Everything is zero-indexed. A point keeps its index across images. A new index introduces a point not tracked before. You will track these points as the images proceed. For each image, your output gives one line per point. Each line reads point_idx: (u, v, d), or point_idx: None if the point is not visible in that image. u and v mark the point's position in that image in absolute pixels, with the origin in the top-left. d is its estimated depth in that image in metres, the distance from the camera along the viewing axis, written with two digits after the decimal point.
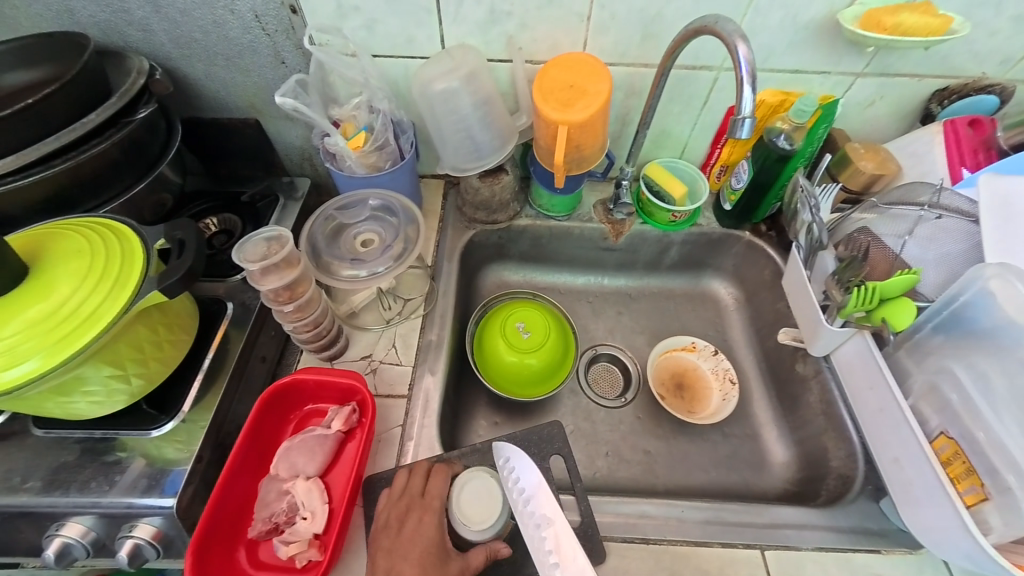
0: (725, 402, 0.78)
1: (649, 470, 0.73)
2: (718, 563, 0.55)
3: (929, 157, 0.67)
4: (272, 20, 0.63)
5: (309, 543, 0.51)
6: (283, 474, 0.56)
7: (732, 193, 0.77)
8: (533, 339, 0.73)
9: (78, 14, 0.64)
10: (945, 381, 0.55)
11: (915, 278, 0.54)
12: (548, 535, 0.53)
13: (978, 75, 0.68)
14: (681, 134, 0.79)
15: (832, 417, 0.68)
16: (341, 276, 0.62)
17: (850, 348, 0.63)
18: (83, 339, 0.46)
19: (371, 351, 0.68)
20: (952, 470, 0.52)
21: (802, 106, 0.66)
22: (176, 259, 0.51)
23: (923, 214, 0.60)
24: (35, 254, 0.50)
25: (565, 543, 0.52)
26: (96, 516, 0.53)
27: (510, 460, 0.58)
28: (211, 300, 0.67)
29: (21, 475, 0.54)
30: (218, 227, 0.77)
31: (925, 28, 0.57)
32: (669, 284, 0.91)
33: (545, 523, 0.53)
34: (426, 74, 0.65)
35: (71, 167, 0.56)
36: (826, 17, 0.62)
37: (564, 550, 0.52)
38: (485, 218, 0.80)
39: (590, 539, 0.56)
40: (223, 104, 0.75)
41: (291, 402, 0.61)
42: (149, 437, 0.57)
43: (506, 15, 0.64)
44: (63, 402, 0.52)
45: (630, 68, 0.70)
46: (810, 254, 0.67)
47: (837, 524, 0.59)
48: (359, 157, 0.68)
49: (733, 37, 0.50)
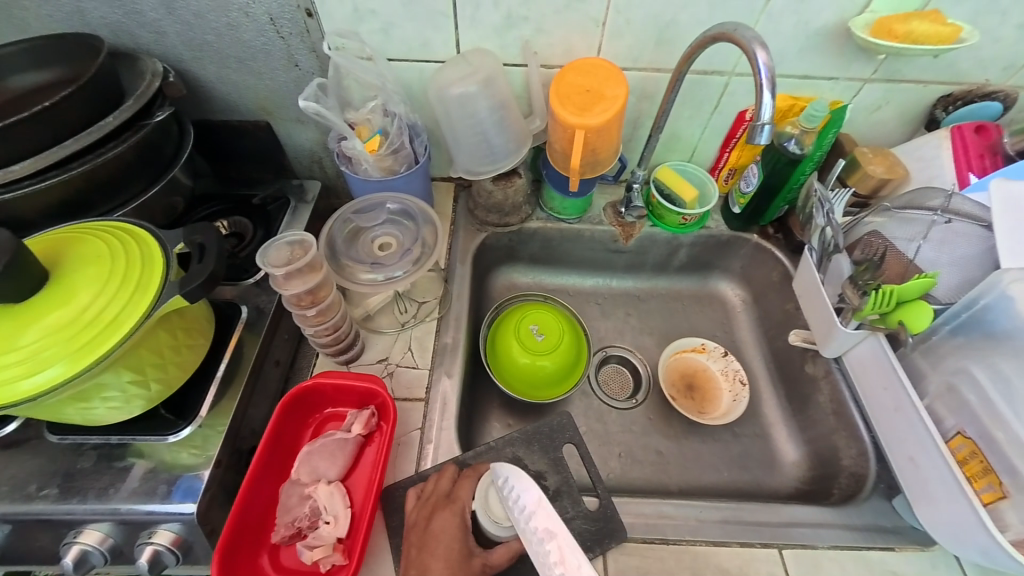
0: (736, 402, 0.79)
1: (662, 470, 0.73)
2: (738, 562, 0.56)
3: (937, 161, 0.69)
4: (287, 22, 0.63)
5: (334, 547, 0.51)
6: (305, 478, 0.56)
7: (742, 196, 0.78)
8: (547, 341, 0.73)
9: (89, 15, 0.63)
10: (965, 383, 0.57)
11: (934, 281, 0.55)
12: (551, 548, 0.43)
13: (981, 82, 0.70)
14: (691, 137, 0.80)
15: (843, 417, 0.69)
16: (360, 280, 0.63)
17: (864, 348, 0.64)
18: (106, 346, 0.45)
19: (387, 354, 0.69)
20: (969, 469, 0.54)
21: (813, 111, 0.66)
22: (198, 263, 0.50)
23: (935, 218, 0.62)
24: (54, 260, 0.50)
25: (570, 554, 0.42)
26: (113, 523, 0.52)
27: (510, 480, 0.52)
28: (224, 304, 0.67)
29: (37, 482, 0.53)
30: (229, 229, 0.76)
31: (936, 36, 0.58)
32: (678, 285, 0.92)
33: (547, 537, 0.45)
34: (443, 79, 0.66)
35: (87, 171, 0.56)
36: (837, 24, 0.63)
37: (568, 564, 0.41)
38: (497, 220, 0.81)
39: (610, 519, 0.58)
40: (234, 106, 0.74)
41: (311, 405, 0.61)
42: (166, 443, 0.56)
43: (523, 20, 0.65)
44: (83, 408, 0.51)
45: (643, 73, 0.71)
46: (823, 257, 0.69)
47: (852, 521, 0.60)
48: (376, 160, 0.68)
49: (752, 43, 0.51)
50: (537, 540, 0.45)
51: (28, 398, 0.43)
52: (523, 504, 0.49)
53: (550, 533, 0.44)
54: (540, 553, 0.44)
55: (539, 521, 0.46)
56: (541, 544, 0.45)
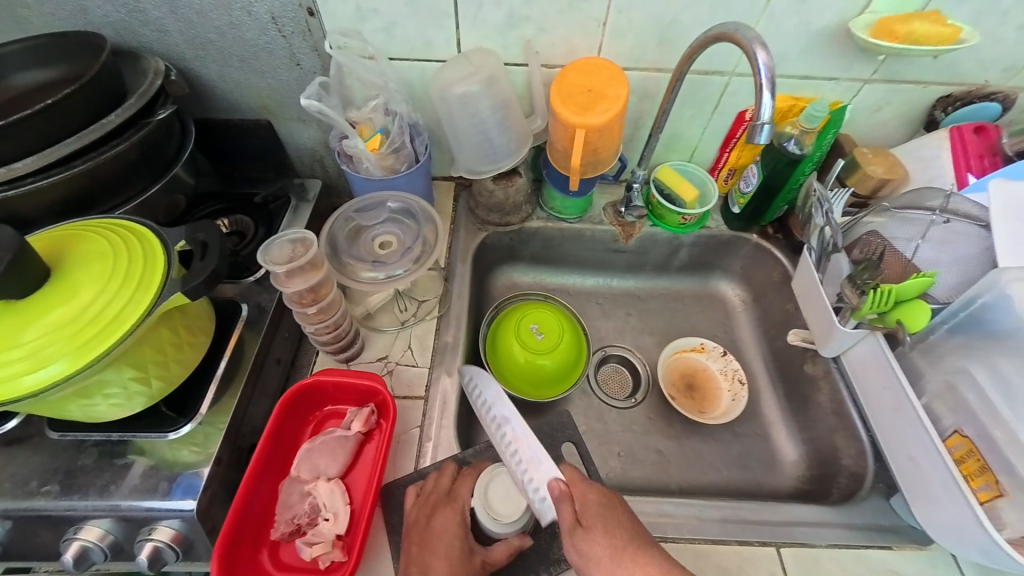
0: (736, 402, 0.79)
1: (662, 470, 0.73)
2: (737, 560, 0.56)
3: (937, 161, 0.70)
4: (289, 21, 0.63)
5: (333, 544, 0.51)
6: (305, 475, 0.56)
7: (741, 196, 0.78)
8: (547, 340, 0.73)
9: (92, 14, 0.63)
10: (963, 382, 0.57)
11: (932, 281, 0.55)
12: (508, 431, 0.57)
13: (981, 83, 0.70)
14: (691, 137, 0.80)
15: (842, 417, 0.69)
16: (361, 278, 0.63)
17: (863, 348, 0.65)
18: (107, 343, 0.45)
19: (387, 352, 0.69)
20: (966, 468, 0.54)
21: (813, 111, 0.66)
22: (200, 261, 0.51)
23: (935, 218, 0.62)
24: (57, 257, 0.50)
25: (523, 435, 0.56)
26: (114, 520, 0.52)
27: (474, 379, 0.63)
28: (226, 302, 0.67)
29: (38, 479, 0.54)
30: (230, 228, 0.76)
31: (935, 37, 0.58)
32: (678, 285, 0.92)
33: (503, 423, 0.58)
34: (445, 78, 0.66)
35: (90, 168, 0.56)
36: (837, 24, 0.63)
37: (523, 438, 0.56)
38: (498, 220, 0.81)
39: None
40: (236, 105, 0.75)
41: (311, 403, 0.62)
42: (167, 440, 0.56)
43: (524, 20, 0.65)
44: (84, 404, 0.51)
45: (644, 73, 0.71)
46: (823, 257, 0.69)
47: (851, 521, 0.60)
48: (377, 159, 0.68)
49: (753, 43, 0.51)
50: (496, 426, 0.58)
51: (30, 394, 0.44)
52: (484, 397, 0.61)
53: (506, 420, 0.58)
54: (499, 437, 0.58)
55: (497, 410, 0.59)
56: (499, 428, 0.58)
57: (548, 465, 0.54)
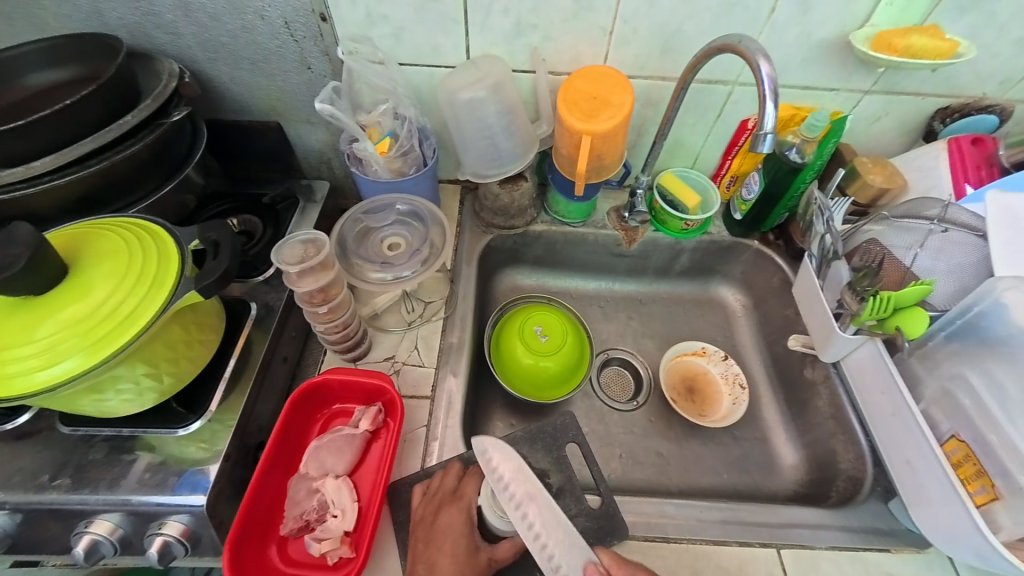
0: (736, 406, 0.80)
1: (663, 471, 0.74)
2: (738, 561, 0.57)
3: (935, 172, 0.71)
4: (301, 26, 0.64)
5: (341, 541, 0.52)
6: (313, 472, 0.57)
7: (743, 203, 0.80)
8: (551, 342, 0.74)
9: (107, 16, 0.64)
10: (960, 388, 0.58)
11: (930, 289, 0.57)
12: (531, 516, 0.52)
13: (978, 95, 0.71)
14: (694, 144, 0.82)
15: (841, 421, 0.70)
16: (369, 279, 0.64)
17: (862, 353, 0.66)
18: (122, 339, 0.46)
19: (393, 352, 0.70)
20: (963, 472, 0.55)
21: (814, 121, 0.68)
22: (212, 260, 0.52)
23: (932, 227, 0.63)
24: (73, 254, 0.51)
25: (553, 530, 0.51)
26: (124, 514, 0.53)
27: (488, 452, 0.54)
28: (234, 301, 0.68)
29: (49, 473, 0.54)
30: (238, 228, 0.77)
31: (934, 51, 0.60)
32: (679, 290, 0.93)
33: (526, 502, 0.52)
34: (453, 83, 0.67)
35: (104, 168, 0.57)
36: (837, 36, 0.65)
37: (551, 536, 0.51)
38: (503, 223, 0.82)
39: (611, 518, 0.59)
40: (246, 106, 0.76)
41: (318, 402, 0.62)
42: (176, 437, 0.57)
43: (532, 27, 0.66)
44: (97, 399, 0.52)
45: (649, 81, 0.72)
46: (823, 263, 0.71)
47: (849, 523, 0.61)
48: (386, 162, 0.70)
49: (756, 55, 0.53)
50: (517, 507, 0.52)
51: (46, 388, 0.44)
52: (499, 475, 0.53)
53: (530, 498, 0.52)
54: (525, 525, 0.51)
55: (517, 487, 0.53)
56: (519, 508, 0.52)
57: (579, 550, 0.51)
